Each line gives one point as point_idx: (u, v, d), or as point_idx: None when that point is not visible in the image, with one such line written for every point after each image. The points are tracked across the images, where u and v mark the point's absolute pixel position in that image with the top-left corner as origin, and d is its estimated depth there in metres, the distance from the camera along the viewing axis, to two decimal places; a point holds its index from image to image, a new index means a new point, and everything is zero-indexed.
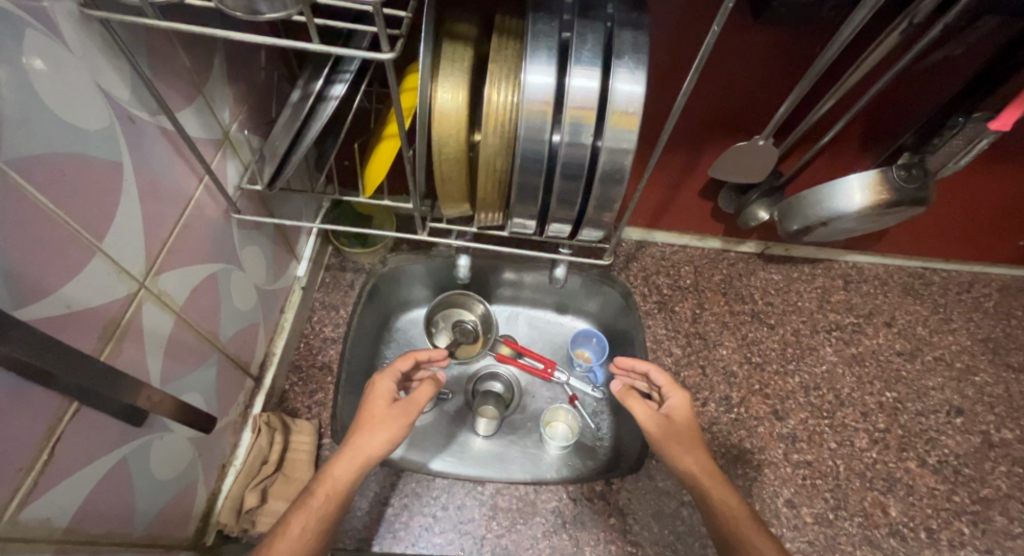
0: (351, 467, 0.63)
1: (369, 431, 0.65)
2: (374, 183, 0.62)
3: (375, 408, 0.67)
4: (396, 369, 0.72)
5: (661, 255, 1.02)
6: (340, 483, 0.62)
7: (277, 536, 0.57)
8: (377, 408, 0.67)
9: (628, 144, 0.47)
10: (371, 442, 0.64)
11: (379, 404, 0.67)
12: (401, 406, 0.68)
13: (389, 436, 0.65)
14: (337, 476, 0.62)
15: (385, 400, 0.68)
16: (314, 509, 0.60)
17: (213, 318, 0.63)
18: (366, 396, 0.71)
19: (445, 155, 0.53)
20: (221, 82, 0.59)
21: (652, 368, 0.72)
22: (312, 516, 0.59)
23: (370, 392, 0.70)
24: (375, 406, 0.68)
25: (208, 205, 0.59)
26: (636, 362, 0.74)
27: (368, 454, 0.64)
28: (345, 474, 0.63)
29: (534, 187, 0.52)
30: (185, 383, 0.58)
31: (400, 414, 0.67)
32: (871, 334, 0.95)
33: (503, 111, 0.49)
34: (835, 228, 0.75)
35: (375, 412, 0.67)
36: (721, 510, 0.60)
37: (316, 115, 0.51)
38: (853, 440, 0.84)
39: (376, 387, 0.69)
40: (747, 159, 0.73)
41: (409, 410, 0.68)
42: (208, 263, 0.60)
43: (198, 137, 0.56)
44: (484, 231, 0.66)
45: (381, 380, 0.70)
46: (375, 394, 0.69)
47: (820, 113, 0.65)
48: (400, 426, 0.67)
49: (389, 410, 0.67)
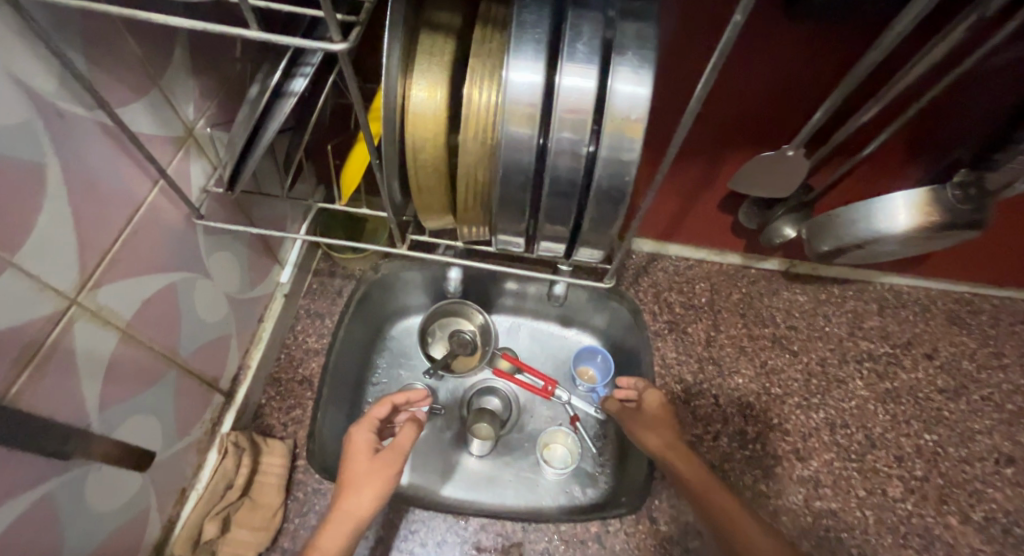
0: (341, 533, 0.57)
1: (353, 492, 0.60)
2: (350, 188, 0.56)
3: (357, 462, 0.62)
4: (373, 418, 0.67)
5: (674, 269, 0.94)
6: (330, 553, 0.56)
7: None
8: (359, 464, 0.62)
9: (629, 156, 0.39)
10: (358, 501, 0.59)
11: (360, 458, 0.62)
12: (385, 456, 0.63)
13: (376, 493, 0.60)
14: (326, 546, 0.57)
15: (367, 453, 0.63)
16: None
17: (173, 333, 0.58)
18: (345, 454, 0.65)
19: (421, 161, 0.47)
20: (185, 75, 0.53)
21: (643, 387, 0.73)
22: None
23: (348, 449, 0.64)
24: (357, 460, 0.62)
25: (166, 209, 0.53)
26: (629, 380, 0.77)
27: (358, 516, 0.59)
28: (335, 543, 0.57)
29: (519, 202, 0.45)
30: (133, 406, 0.53)
31: (385, 465, 0.62)
32: (909, 367, 0.85)
33: (484, 113, 0.42)
34: (873, 252, 0.66)
35: (357, 466, 0.62)
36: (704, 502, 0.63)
37: (272, 113, 0.44)
38: (885, 488, 0.75)
39: (354, 440, 0.64)
40: (773, 170, 0.65)
41: (395, 460, 0.63)
42: (166, 273, 0.55)
43: (152, 135, 0.50)
44: (471, 246, 0.60)
45: (359, 432, 0.65)
46: (354, 450, 0.63)
47: (860, 122, 0.56)
48: (387, 476, 0.62)
49: (372, 462, 0.62)
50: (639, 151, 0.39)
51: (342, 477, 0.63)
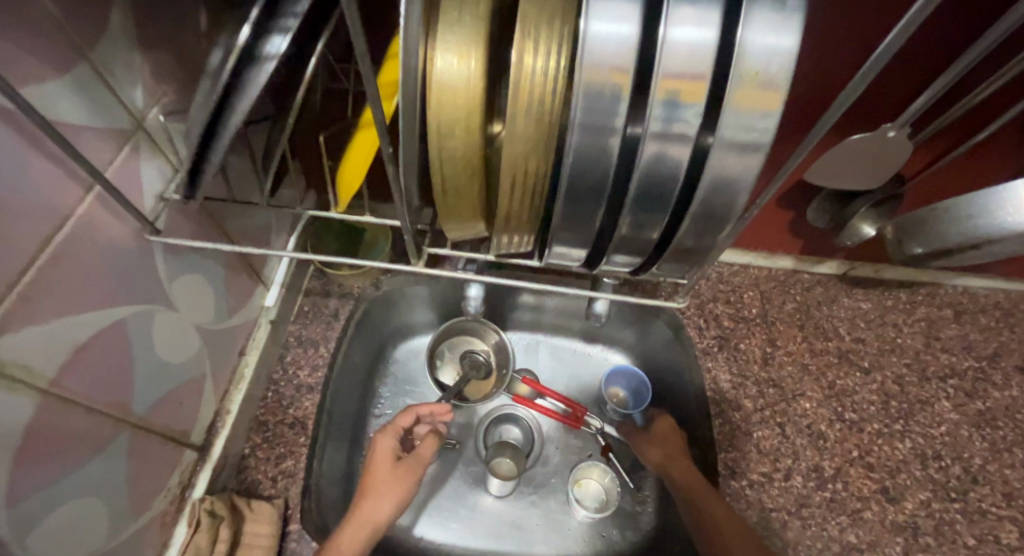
0: (359, 537, 0.49)
1: (372, 496, 0.52)
2: (348, 193, 0.43)
3: (377, 468, 0.54)
4: (399, 426, 0.58)
5: (718, 276, 0.81)
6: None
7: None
8: (379, 470, 0.54)
9: (758, 140, 0.29)
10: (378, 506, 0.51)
11: (382, 463, 0.54)
12: (409, 463, 0.55)
13: (400, 500, 0.52)
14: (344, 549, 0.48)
15: (390, 459, 0.55)
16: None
17: (123, 382, 0.45)
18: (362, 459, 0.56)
19: (448, 153, 0.35)
20: (129, 47, 0.39)
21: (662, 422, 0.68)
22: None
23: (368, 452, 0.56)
24: (378, 465, 0.54)
25: (106, 224, 0.40)
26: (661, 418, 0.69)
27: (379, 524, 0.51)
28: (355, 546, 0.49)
29: (593, 201, 0.34)
30: (63, 490, 0.39)
31: (408, 475, 0.54)
32: (1000, 384, 0.74)
33: (544, 82, 0.30)
34: (982, 254, 0.55)
35: (376, 473, 0.54)
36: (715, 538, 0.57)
37: (243, 85, 0.31)
38: (997, 534, 0.64)
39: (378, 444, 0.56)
40: (867, 157, 0.53)
41: (420, 465, 0.55)
42: (109, 309, 0.42)
43: (82, 126, 0.37)
44: (504, 260, 0.47)
45: (383, 437, 0.56)
46: (376, 453, 0.55)
47: (972, 103, 0.46)
48: (411, 484, 0.54)
49: (395, 469, 0.54)
50: (774, 131, 0.29)
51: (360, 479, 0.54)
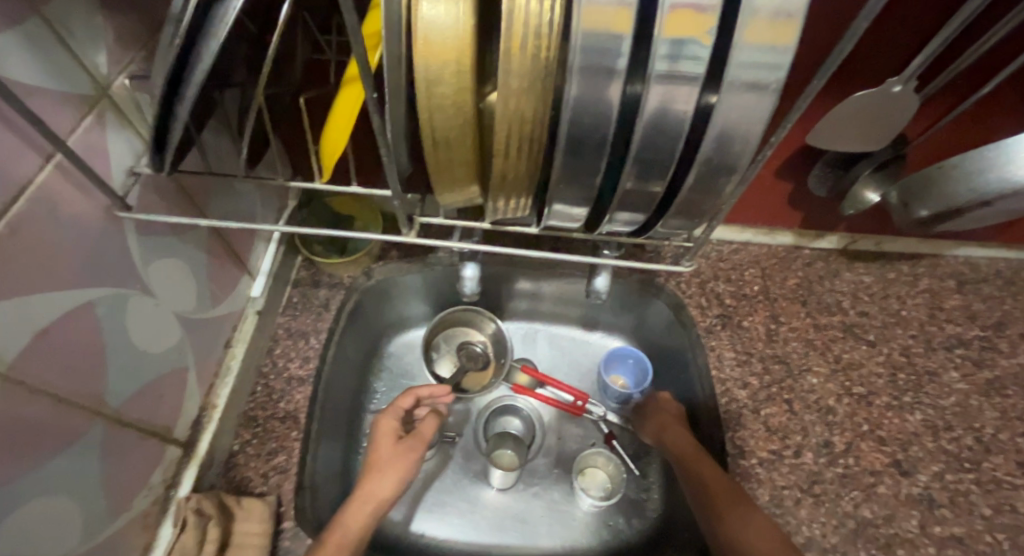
0: (364, 514, 0.47)
1: (374, 474, 0.50)
2: (332, 159, 0.40)
3: (378, 446, 0.52)
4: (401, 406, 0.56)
5: (719, 255, 0.79)
6: (356, 534, 0.46)
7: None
8: (381, 448, 0.52)
9: (770, 79, 0.27)
10: (381, 483, 0.49)
11: (384, 441, 0.52)
12: (411, 440, 0.53)
13: (403, 477, 0.50)
14: (352, 525, 0.46)
15: (391, 437, 0.53)
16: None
17: (93, 371, 0.42)
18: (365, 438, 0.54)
19: (438, 110, 0.33)
20: (87, 7, 0.37)
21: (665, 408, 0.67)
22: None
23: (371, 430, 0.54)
24: (381, 442, 0.52)
25: (68, 199, 0.37)
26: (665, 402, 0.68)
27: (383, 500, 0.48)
28: (361, 523, 0.47)
29: (594, 154, 0.32)
30: (28, 486, 0.36)
31: (410, 451, 0.52)
32: (1007, 352, 0.73)
33: (538, 24, 0.28)
34: (992, 213, 0.53)
35: (378, 452, 0.52)
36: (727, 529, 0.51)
37: (210, 26, 0.28)
38: (1013, 503, 0.63)
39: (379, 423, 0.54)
40: (872, 116, 0.51)
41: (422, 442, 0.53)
42: (74, 291, 0.39)
43: (35, 86, 0.34)
44: (501, 228, 0.45)
45: (385, 415, 0.54)
46: (380, 430, 0.53)
47: (983, 49, 0.45)
48: (413, 461, 0.52)
49: (397, 446, 0.52)
50: (787, 69, 0.27)
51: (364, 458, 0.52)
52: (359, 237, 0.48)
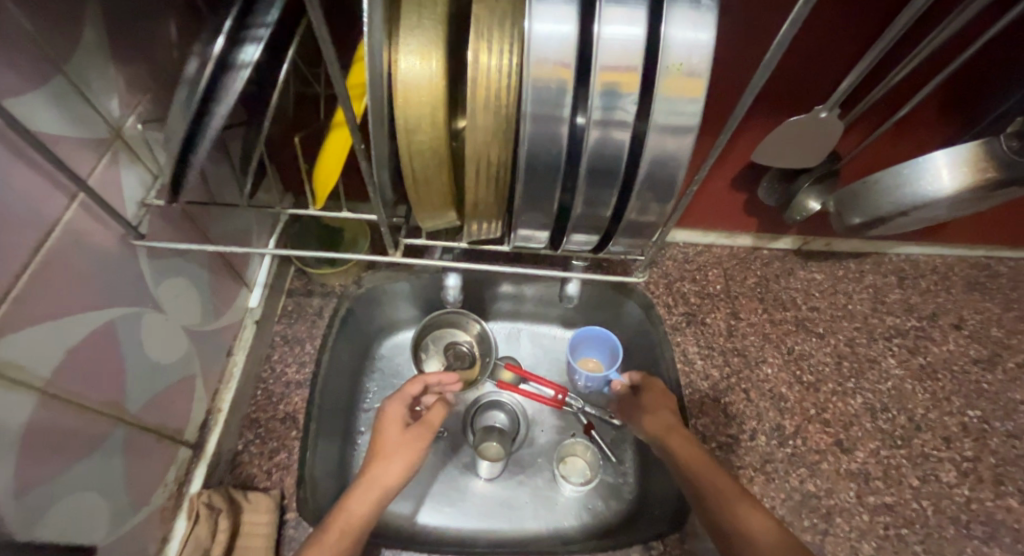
0: (368, 500, 0.52)
1: (381, 461, 0.55)
2: (325, 192, 0.46)
3: (386, 433, 0.57)
4: (407, 395, 0.61)
5: (684, 257, 0.86)
6: (360, 517, 0.51)
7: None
8: (389, 435, 0.57)
9: (688, 122, 0.33)
10: (388, 469, 0.54)
11: (390, 429, 0.57)
12: (417, 428, 0.58)
13: (408, 465, 0.55)
14: (355, 511, 0.51)
15: (397, 425, 0.58)
16: (331, 548, 0.48)
17: (115, 381, 0.47)
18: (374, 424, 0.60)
19: (417, 148, 0.38)
20: (102, 60, 0.41)
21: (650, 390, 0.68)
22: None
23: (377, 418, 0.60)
24: (387, 431, 0.58)
25: (92, 231, 0.42)
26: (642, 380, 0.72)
27: (387, 486, 0.53)
28: (366, 507, 0.51)
29: (550, 186, 0.38)
30: (62, 484, 0.41)
31: (417, 437, 0.57)
32: (939, 340, 0.81)
33: (498, 80, 0.34)
34: (911, 220, 0.60)
35: (386, 438, 0.57)
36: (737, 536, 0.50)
37: (222, 92, 0.34)
38: (938, 474, 0.71)
39: (386, 411, 0.59)
40: (805, 136, 0.57)
41: (429, 429, 0.58)
42: (99, 312, 0.44)
43: (62, 135, 0.39)
44: (478, 246, 0.51)
45: (390, 405, 0.60)
46: (385, 418, 0.59)
47: (889, 84, 0.51)
48: (419, 447, 0.57)
49: (403, 435, 0.57)
50: (699, 116, 0.33)
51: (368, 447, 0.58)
52: (359, 258, 0.55)
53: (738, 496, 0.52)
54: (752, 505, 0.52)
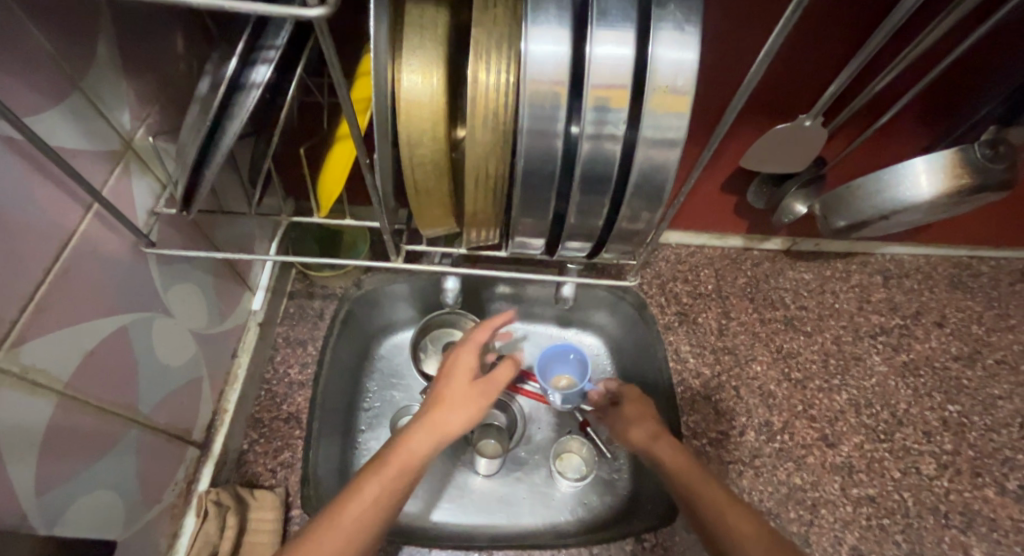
0: (429, 442, 0.49)
1: (445, 408, 0.51)
2: (330, 201, 0.48)
3: (458, 381, 0.54)
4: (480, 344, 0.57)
5: (677, 258, 0.88)
6: (418, 458, 0.48)
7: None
8: (456, 382, 0.54)
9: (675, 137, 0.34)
10: (451, 419, 0.51)
11: (460, 377, 0.54)
12: (486, 383, 0.54)
13: (471, 418, 0.52)
14: (413, 451, 0.48)
15: (467, 374, 0.55)
16: (388, 483, 0.46)
17: (128, 384, 0.48)
18: (443, 368, 0.57)
19: (419, 159, 0.40)
20: (115, 75, 0.43)
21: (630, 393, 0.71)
22: (383, 488, 0.46)
23: (449, 362, 0.56)
24: (456, 380, 0.54)
25: (107, 240, 0.44)
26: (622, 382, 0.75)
27: (450, 433, 0.51)
28: (424, 448, 0.49)
29: (545, 197, 0.39)
30: (79, 483, 0.43)
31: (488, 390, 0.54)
32: (922, 337, 0.84)
33: (495, 97, 0.35)
34: (892, 223, 0.62)
35: (456, 386, 0.53)
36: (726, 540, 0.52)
37: (234, 110, 0.36)
38: (919, 467, 0.73)
39: (459, 357, 0.55)
40: (791, 143, 0.60)
41: (498, 383, 0.54)
42: (113, 317, 0.45)
43: (78, 148, 0.40)
44: (476, 252, 0.53)
45: (464, 352, 0.56)
46: (457, 364, 0.55)
47: (873, 92, 0.53)
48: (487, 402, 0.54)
49: (471, 386, 0.54)
50: (686, 131, 0.34)
51: (434, 390, 0.55)
52: (361, 264, 0.58)
53: (727, 502, 0.54)
54: (740, 509, 0.54)
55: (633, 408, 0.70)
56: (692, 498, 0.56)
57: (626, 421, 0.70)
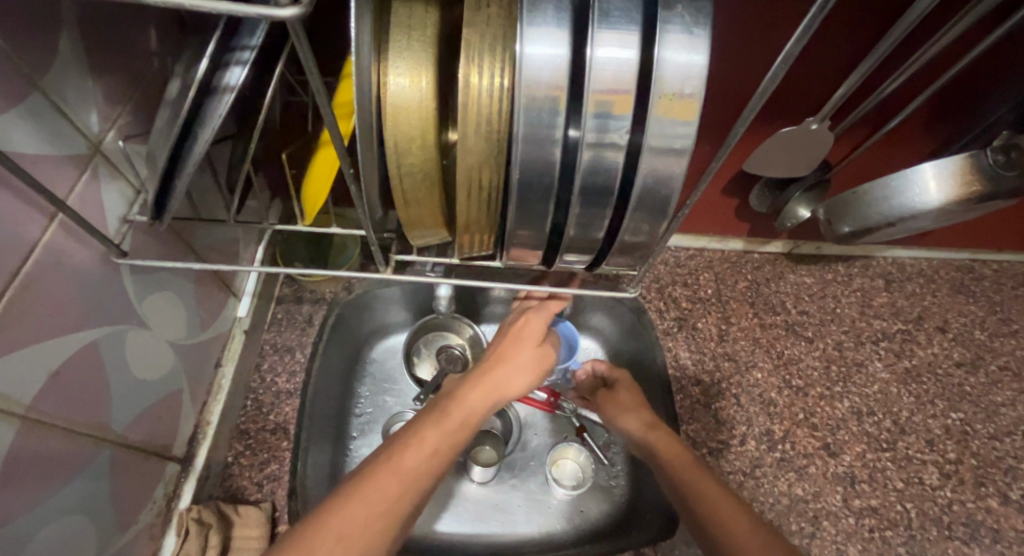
0: (490, 401, 0.54)
1: (510, 371, 0.56)
2: (315, 208, 0.45)
3: (521, 347, 0.58)
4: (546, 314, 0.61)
5: (676, 261, 0.86)
6: (477, 413, 0.53)
7: (351, 497, 0.43)
8: (522, 346, 0.59)
9: (682, 147, 0.32)
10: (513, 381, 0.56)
11: (527, 341, 0.59)
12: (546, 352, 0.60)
13: (531, 382, 0.57)
14: (474, 405, 0.53)
15: (533, 340, 0.59)
16: (450, 434, 0.50)
17: (98, 403, 0.46)
18: (508, 328, 0.61)
19: (407, 167, 0.37)
20: (80, 74, 0.40)
21: (629, 392, 0.69)
22: (446, 436, 0.50)
23: (516, 328, 0.60)
24: (522, 343, 0.59)
25: (73, 252, 0.41)
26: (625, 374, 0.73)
27: (505, 395, 0.56)
28: (483, 404, 0.54)
29: (542, 208, 0.37)
30: (46, 511, 0.41)
31: (544, 363, 0.60)
32: (924, 343, 0.82)
33: (488, 101, 0.33)
34: (899, 229, 0.61)
35: (519, 352, 0.58)
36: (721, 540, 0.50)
37: (206, 115, 0.33)
38: (922, 477, 0.72)
39: (529, 321, 0.60)
40: (796, 146, 0.57)
41: (553, 358, 0.61)
42: (82, 333, 0.43)
43: (39, 155, 0.37)
44: (470, 261, 0.51)
45: (531, 320, 0.61)
46: (524, 331, 0.60)
47: (881, 96, 0.51)
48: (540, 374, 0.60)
49: (533, 353, 0.59)
50: (694, 140, 0.31)
51: (498, 348, 0.59)
52: (349, 273, 0.55)
53: (721, 495, 0.53)
54: (734, 504, 0.53)
55: (620, 401, 0.69)
56: (685, 494, 0.55)
57: (620, 410, 0.68)
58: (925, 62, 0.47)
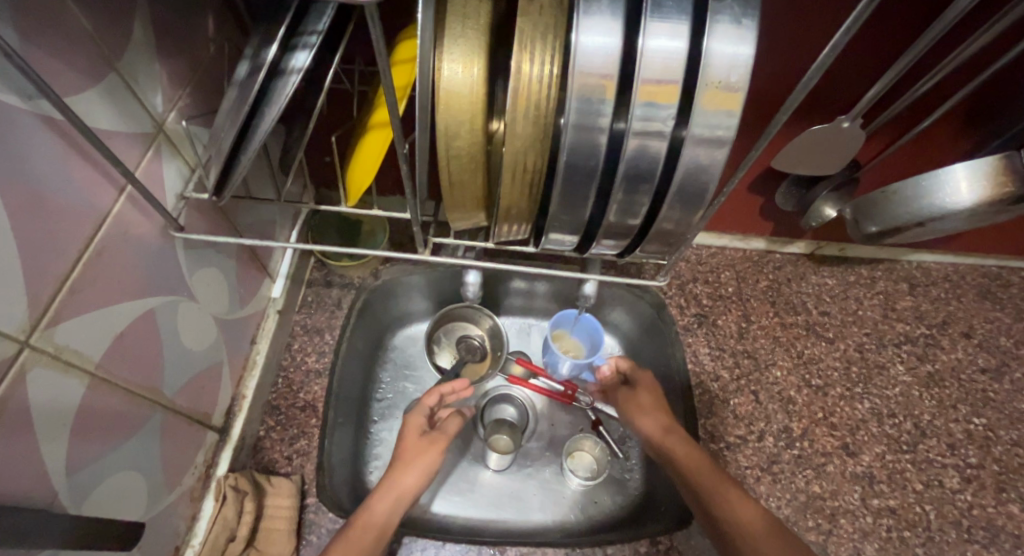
0: (386, 502, 0.55)
1: (402, 467, 0.57)
2: (358, 191, 0.47)
3: (402, 445, 0.59)
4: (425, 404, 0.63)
5: (697, 258, 0.87)
6: (377, 519, 0.54)
7: None
8: (408, 441, 0.59)
9: (725, 136, 0.33)
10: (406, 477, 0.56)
11: (410, 434, 0.60)
12: (432, 436, 0.60)
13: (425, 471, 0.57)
14: (375, 513, 0.54)
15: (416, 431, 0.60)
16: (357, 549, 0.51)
17: (154, 368, 0.48)
18: None
19: (455, 150, 0.39)
20: (148, 55, 0.42)
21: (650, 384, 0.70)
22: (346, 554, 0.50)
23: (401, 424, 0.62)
24: (407, 435, 0.60)
25: (137, 222, 0.43)
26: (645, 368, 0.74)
27: (404, 489, 0.56)
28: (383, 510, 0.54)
29: (584, 192, 0.38)
30: (109, 464, 0.43)
31: (432, 446, 0.59)
32: (947, 348, 0.82)
33: (539, 87, 0.34)
34: (926, 229, 0.61)
35: (405, 448, 0.59)
36: (736, 536, 0.52)
37: (272, 95, 0.35)
38: (942, 480, 0.72)
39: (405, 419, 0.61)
40: (827, 145, 0.58)
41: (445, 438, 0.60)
42: (142, 300, 0.45)
43: (113, 131, 0.40)
44: (503, 247, 0.52)
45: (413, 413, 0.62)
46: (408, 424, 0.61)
47: (912, 98, 0.51)
48: (434, 457, 0.59)
49: (422, 440, 0.59)
50: (736, 128, 0.33)
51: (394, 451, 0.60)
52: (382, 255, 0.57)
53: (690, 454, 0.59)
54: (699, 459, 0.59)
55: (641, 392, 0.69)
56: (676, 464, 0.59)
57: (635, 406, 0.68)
58: (957, 65, 0.47)
